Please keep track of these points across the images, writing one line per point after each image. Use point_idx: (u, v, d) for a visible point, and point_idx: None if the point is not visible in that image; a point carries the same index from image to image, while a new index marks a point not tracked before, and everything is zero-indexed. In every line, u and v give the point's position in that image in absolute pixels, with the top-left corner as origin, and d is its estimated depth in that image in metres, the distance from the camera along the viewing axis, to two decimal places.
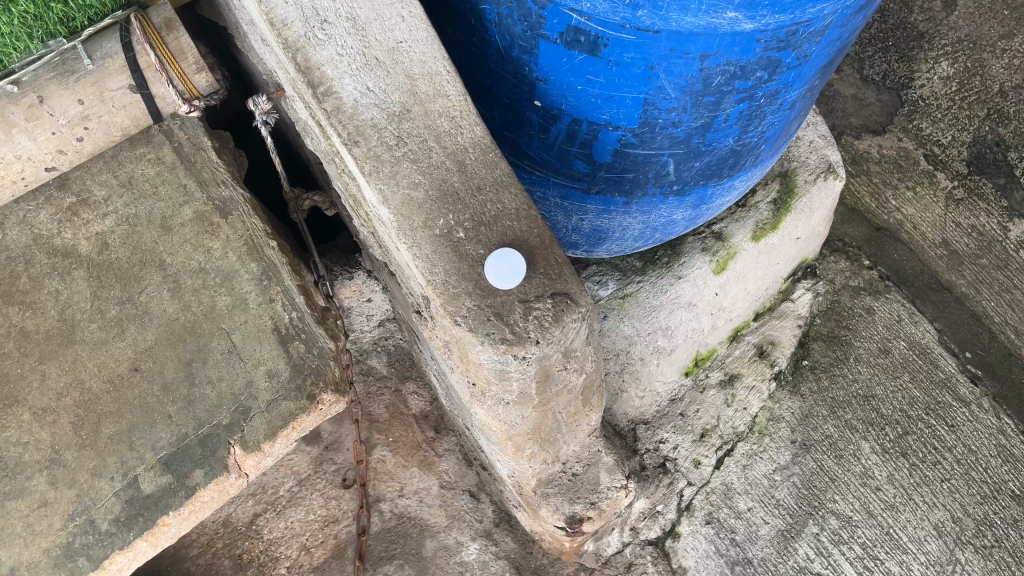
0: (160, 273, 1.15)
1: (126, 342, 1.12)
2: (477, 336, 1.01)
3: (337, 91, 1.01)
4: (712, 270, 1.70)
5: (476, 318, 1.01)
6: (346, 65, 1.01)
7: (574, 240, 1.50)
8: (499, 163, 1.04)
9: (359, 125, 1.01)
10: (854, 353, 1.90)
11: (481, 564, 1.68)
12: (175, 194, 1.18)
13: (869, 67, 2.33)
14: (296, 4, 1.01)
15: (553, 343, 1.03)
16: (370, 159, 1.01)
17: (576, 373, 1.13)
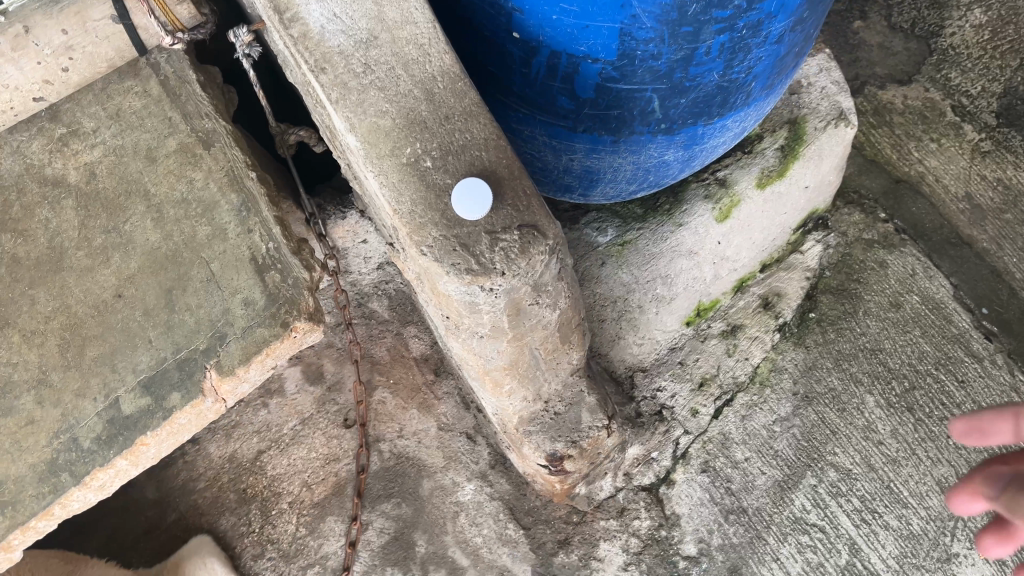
0: (145, 203, 1.17)
1: (111, 269, 1.15)
2: (443, 267, 1.01)
3: (304, 17, 1.01)
4: (714, 218, 1.68)
5: (442, 248, 1.01)
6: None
7: (568, 182, 1.48)
8: (469, 92, 1.04)
9: (326, 52, 1.01)
10: (863, 307, 1.86)
11: (476, 504, 1.70)
12: (160, 126, 1.21)
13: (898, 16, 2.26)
14: None
15: (520, 275, 1.03)
16: (337, 87, 1.01)
17: (549, 308, 1.13)
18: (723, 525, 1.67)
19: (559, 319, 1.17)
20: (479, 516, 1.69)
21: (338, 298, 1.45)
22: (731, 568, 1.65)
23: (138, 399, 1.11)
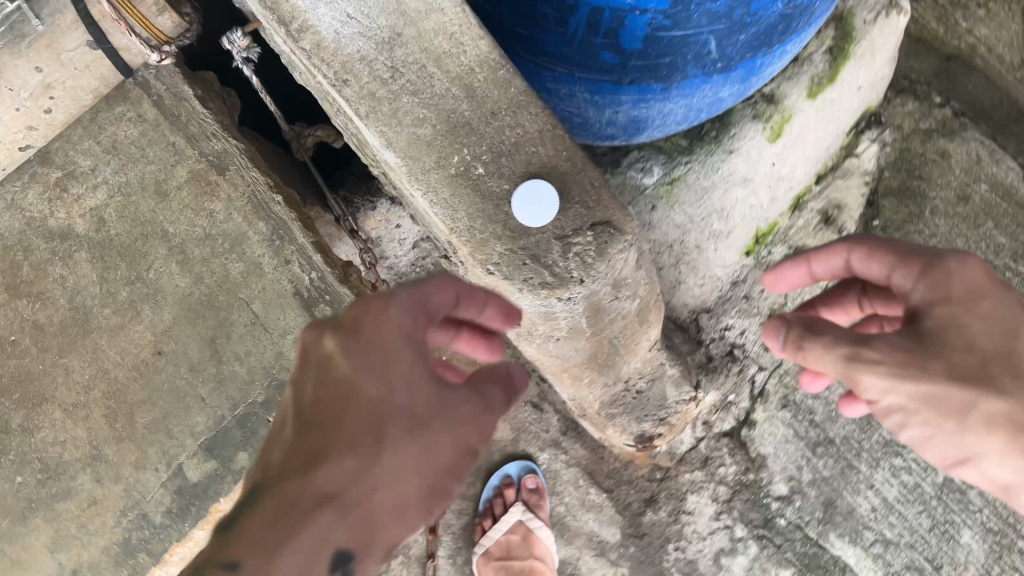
0: (165, 246, 1.17)
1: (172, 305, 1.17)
2: (514, 284, 0.90)
3: (313, 25, 0.87)
4: (766, 139, 1.53)
5: (510, 264, 0.90)
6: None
7: (610, 132, 1.33)
8: (513, 79, 0.89)
9: (346, 62, 0.88)
10: (929, 206, 1.74)
11: (553, 472, 1.64)
12: (164, 154, 1.17)
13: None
14: None
15: (601, 278, 0.91)
16: (364, 100, 0.88)
17: (630, 299, 1.02)
18: (811, 458, 1.60)
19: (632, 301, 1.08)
20: (558, 485, 1.64)
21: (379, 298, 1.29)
22: (825, 502, 1.59)
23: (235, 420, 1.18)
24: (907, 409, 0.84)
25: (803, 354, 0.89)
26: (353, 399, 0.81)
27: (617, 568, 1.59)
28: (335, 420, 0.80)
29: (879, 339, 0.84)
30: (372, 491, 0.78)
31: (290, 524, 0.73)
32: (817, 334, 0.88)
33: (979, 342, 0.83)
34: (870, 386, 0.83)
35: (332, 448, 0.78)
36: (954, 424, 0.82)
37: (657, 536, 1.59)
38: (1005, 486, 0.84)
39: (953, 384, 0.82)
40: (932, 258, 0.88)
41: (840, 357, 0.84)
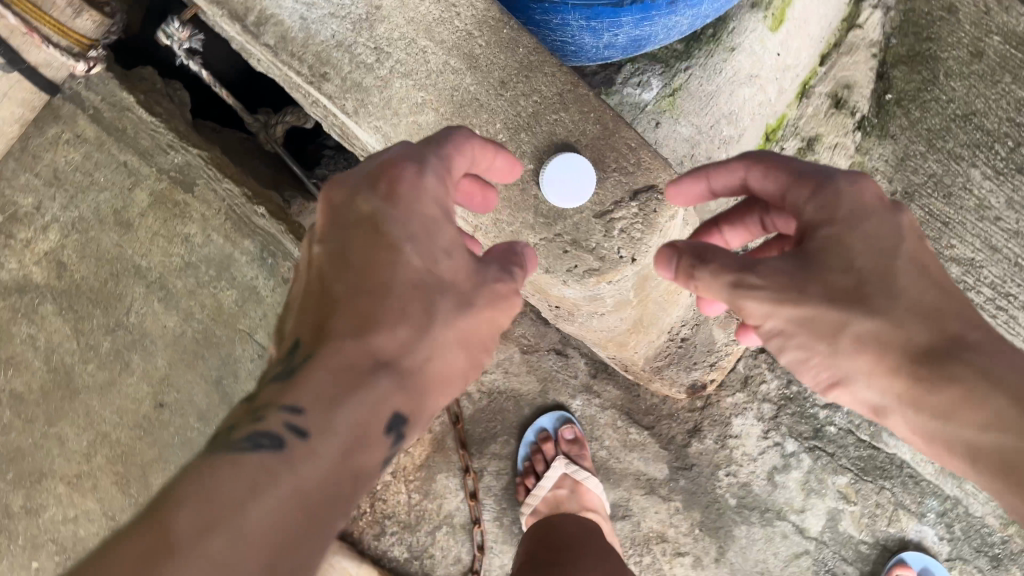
0: (143, 283, 1.22)
1: (169, 331, 1.22)
2: (557, 273, 0.98)
3: (278, 17, 0.99)
4: (768, 28, 1.41)
5: (551, 256, 0.97)
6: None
7: (608, 55, 1.18)
8: (513, 43, 0.99)
9: (321, 52, 0.99)
10: (942, 70, 1.61)
11: (590, 418, 1.57)
12: (119, 177, 1.20)
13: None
14: None
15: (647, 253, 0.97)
16: (349, 91, 0.98)
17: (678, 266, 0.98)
18: None
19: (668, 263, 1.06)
20: (596, 430, 1.57)
21: None
22: None
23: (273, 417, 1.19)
24: (785, 332, 0.84)
25: (692, 277, 0.88)
26: (394, 265, 0.80)
27: (669, 503, 1.54)
28: (378, 281, 0.80)
29: (765, 263, 0.83)
30: (420, 362, 0.79)
31: (347, 389, 0.74)
32: (705, 257, 0.86)
33: (863, 261, 0.80)
34: (755, 310, 0.83)
35: (380, 313, 0.78)
36: (826, 346, 0.81)
37: (707, 467, 1.53)
38: (875, 409, 0.83)
39: (825, 308, 0.80)
40: (822, 180, 0.83)
41: (726, 284, 0.84)
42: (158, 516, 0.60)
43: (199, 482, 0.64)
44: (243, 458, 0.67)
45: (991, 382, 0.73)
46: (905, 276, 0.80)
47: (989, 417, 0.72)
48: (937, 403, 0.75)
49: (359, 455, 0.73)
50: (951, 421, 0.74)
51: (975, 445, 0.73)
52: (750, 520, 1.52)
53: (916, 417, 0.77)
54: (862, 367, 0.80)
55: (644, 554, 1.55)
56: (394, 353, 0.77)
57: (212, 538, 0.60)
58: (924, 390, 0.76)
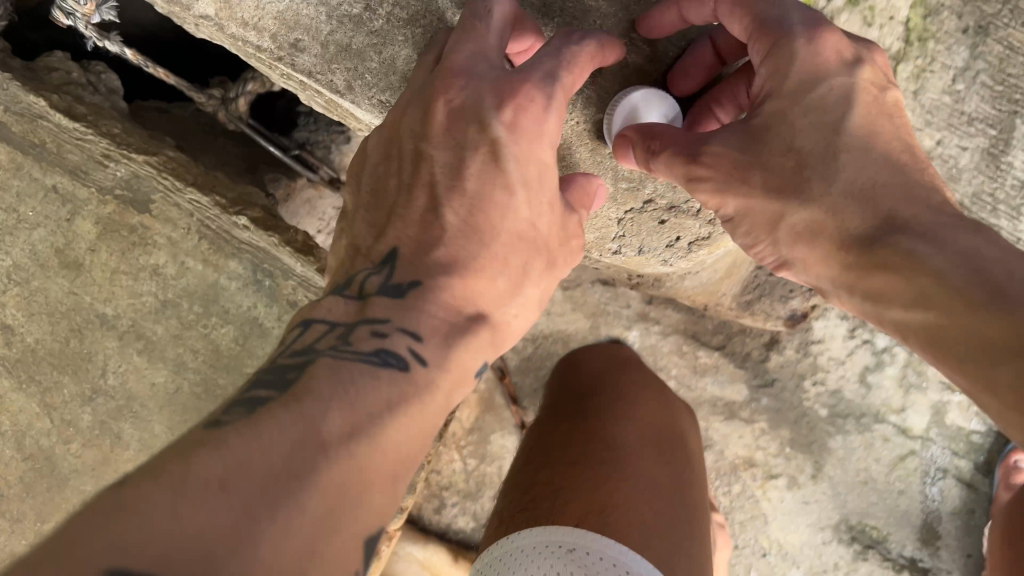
0: (114, 337, 1.13)
1: (158, 390, 1.14)
2: (657, 246, 1.04)
3: None
4: None
5: (649, 232, 1.03)
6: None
7: None
8: None
9: (287, 24, 0.95)
10: None
11: (651, 349, 1.39)
12: (59, 212, 1.11)
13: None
14: None
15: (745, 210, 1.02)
16: (324, 65, 0.96)
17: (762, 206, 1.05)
18: None
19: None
20: (660, 359, 1.39)
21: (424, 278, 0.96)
22: None
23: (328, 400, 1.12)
24: (732, 219, 0.81)
25: (648, 163, 0.83)
26: (502, 215, 0.75)
27: (754, 425, 1.39)
28: (484, 224, 0.74)
29: (709, 145, 0.77)
30: (509, 318, 0.76)
31: (450, 329, 0.70)
32: (657, 141, 0.81)
33: (810, 147, 0.73)
34: (707, 198, 0.80)
35: (476, 259, 0.74)
36: (769, 236, 0.77)
37: (789, 380, 1.37)
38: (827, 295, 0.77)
39: (764, 196, 0.74)
40: (778, 37, 0.75)
41: (679, 176, 0.79)
42: (307, 410, 0.54)
43: (330, 381, 0.58)
44: (376, 371, 0.61)
45: (910, 266, 0.63)
46: (846, 152, 0.72)
47: (912, 306, 0.63)
48: (870, 289, 0.67)
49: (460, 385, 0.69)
50: (881, 302, 0.67)
51: (904, 323, 0.65)
52: (846, 428, 1.36)
53: (852, 302, 0.71)
54: (802, 255, 0.74)
55: (732, 483, 1.41)
56: (483, 296, 0.73)
57: (360, 442, 0.55)
58: (857, 280, 0.68)
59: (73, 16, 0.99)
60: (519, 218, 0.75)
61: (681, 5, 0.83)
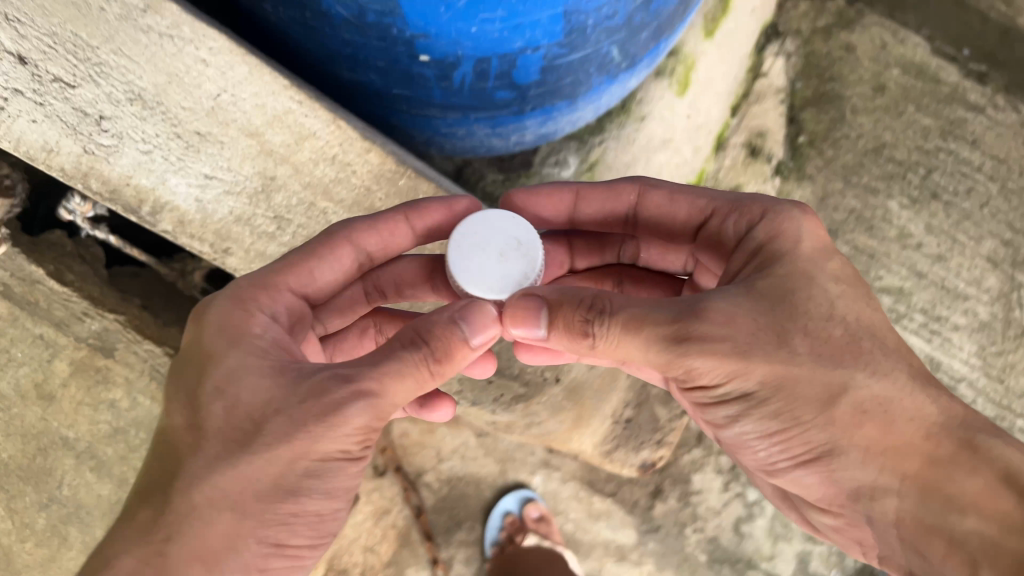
0: (72, 456, 1.30)
1: (103, 500, 1.30)
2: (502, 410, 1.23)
3: (175, 196, 1.07)
4: (676, 94, 1.42)
5: None
6: (151, 133, 1.03)
7: (513, 139, 1.12)
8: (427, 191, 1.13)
9: (219, 228, 1.09)
10: (848, 107, 1.66)
11: (552, 494, 1.57)
12: (36, 349, 1.29)
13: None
14: (114, 138, 1.03)
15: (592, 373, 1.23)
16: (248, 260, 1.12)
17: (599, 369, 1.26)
18: None
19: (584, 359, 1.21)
20: (561, 502, 1.57)
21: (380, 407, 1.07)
22: None
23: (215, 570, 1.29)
24: (752, 396, 0.77)
25: (587, 333, 0.76)
26: (314, 429, 0.68)
27: (642, 566, 1.54)
28: (271, 449, 0.69)
29: (710, 305, 0.74)
30: (170, 531, 0.69)
31: (285, 511, 0.71)
32: (612, 301, 0.76)
33: (836, 335, 0.75)
34: (721, 368, 0.74)
35: (285, 457, 0.69)
36: (818, 416, 0.75)
37: (673, 526, 1.54)
38: (865, 511, 0.78)
39: (812, 368, 0.74)
40: (772, 206, 0.83)
41: (664, 339, 0.73)
42: None
43: None
44: None
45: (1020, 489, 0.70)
46: (891, 335, 0.78)
47: (1001, 509, 0.69)
48: (950, 492, 0.72)
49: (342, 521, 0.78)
50: (970, 511, 0.70)
51: (987, 540, 0.68)
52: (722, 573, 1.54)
53: (923, 508, 0.72)
54: (868, 440, 0.75)
55: None
56: (241, 496, 0.69)
57: None
58: (936, 478, 0.72)
59: (74, 213, 1.23)
60: (374, 407, 0.70)
61: (580, 190, 0.96)
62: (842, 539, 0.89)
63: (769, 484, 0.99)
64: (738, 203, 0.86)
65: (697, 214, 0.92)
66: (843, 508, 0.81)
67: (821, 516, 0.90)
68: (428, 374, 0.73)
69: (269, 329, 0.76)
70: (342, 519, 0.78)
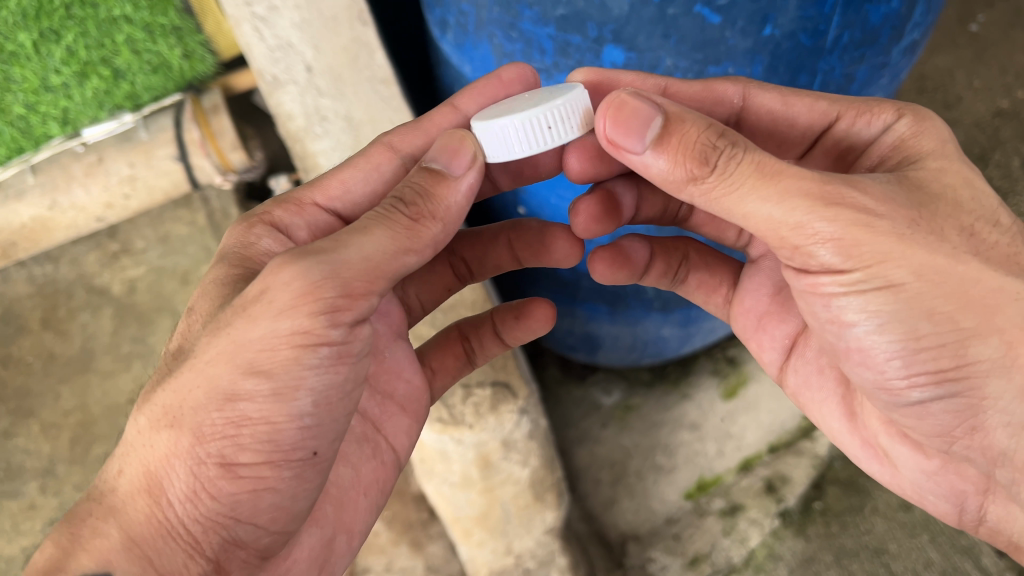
0: (171, 318, 1.32)
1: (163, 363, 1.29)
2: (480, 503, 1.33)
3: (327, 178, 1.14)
4: (719, 394, 1.68)
5: None
6: (336, 157, 1.12)
7: (573, 343, 1.58)
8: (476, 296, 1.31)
9: None
10: (873, 504, 1.58)
11: None
12: (199, 253, 1.36)
13: (960, 99, 1.84)
14: (300, 102, 1.11)
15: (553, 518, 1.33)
16: None
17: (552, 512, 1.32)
18: None
19: (492, 434, 1.13)
20: None
21: (450, 366, 1.01)
22: None
23: (27, 488, 1.24)
24: (897, 289, 0.65)
25: (709, 160, 0.65)
26: (249, 315, 0.63)
27: None
28: (207, 347, 0.65)
29: (860, 183, 0.66)
30: (139, 448, 0.66)
31: (222, 419, 0.64)
32: (742, 140, 0.65)
33: (1001, 242, 0.68)
34: (873, 248, 0.63)
35: (220, 343, 0.64)
36: (977, 326, 0.64)
37: None
38: (999, 454, 0.68)
39: (957, 262, 0.64)
40: (909, 108, 0.77)
41: (809, 189, 0.63)
42: None
43: None
44: None
45: None
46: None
47: None
48: None
49: (306, 442, 0.67)
50: None
51: None
52: None
53: None
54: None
55: None
56: (194, 394, 0.64)
57: None
58: None
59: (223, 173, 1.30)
60: (323, 271, 0.62)
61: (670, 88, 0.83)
62: (927, 487, 0.77)
63: (836, 406, 0.84)
64: (867, 102, 0.79)
65: (820, 119, 0.82)
66: (972, 449, 0.70)
67: (892, 444, 0.78)
68: (402, 222, 0.68)
69: (264, 239, 0.78)
70: (303, 435, 0.66)
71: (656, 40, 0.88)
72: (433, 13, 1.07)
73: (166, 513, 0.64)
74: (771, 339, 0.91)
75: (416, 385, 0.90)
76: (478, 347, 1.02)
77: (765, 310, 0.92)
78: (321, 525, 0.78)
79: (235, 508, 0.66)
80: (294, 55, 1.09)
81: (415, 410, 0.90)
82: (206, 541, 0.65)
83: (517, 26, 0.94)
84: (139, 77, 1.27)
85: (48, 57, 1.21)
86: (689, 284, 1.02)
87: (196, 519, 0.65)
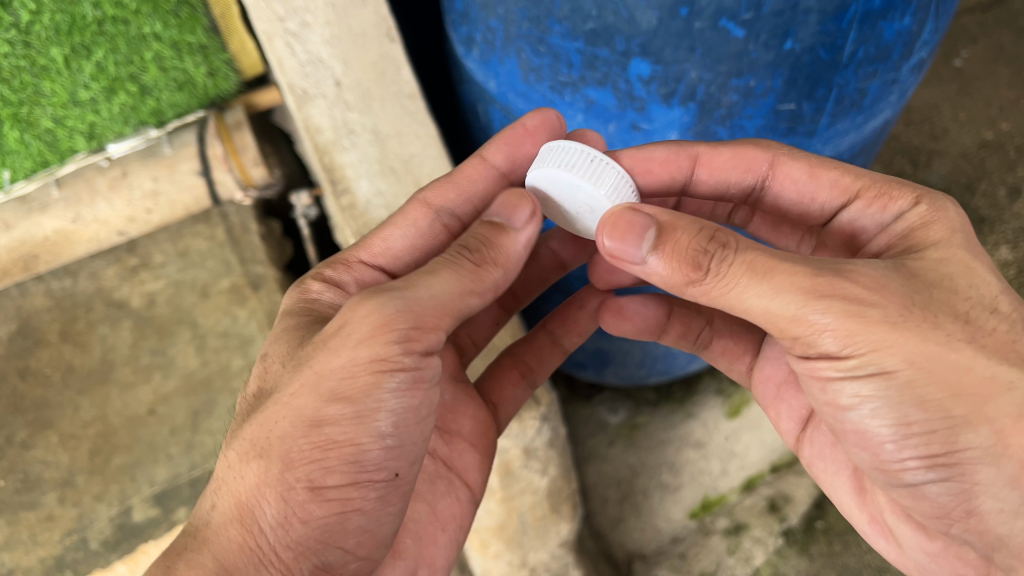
0: (191, 331, 1.37)
1: (186, 375, 1.34)
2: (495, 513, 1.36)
3: (353, 189, 1.14)
4: (724, 413, 1.68)
5: None
6: (364, 171, 1.13)
7: (582, 359, 1.61)
8: None
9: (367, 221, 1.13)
10: None
11: None
12: (219, 268, 1.40)
13: (946, 130, 1.90)
14: (330, 114, 1.13)
15: (565, 532, 1.34)
16: None
17: (566, 524, 1.33)
18: None
19: (515, 440, 1.17)
20: None
21: (517, 390, 1.01)
22: None
23: (45, 499, 1.28)
24: (892, 377, 0.66)
25: (701, 266, 0.68)
26: (330, 348, 0.67)
27: None
28: (291, 382, 0.68)
29: (857, 271, 0.67)
30: (230, 479, 0.70)
31: (309, 444, 0.66)
32: (733, 240, 0.69)
33: (999, 329, 0.67)
34: (865, 338, 0.65)
35: (303, 376, 0.67)
36: (966, 414, 0.65)
37: None
38: (996, 538, 0.68)
39: (950, 350, 0.65)
40: (925, 195, 0.78)
41: (805, 289, 0.66)
42: None
43: None
44: None
45: None
46: None
47: None
48: None
49: (388, 462, 0.69)
50: None
51: None
52: None
53: None
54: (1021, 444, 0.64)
55: None
56: (279, 426, 0.67)
57: None
58: None
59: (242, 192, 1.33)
60: (396, 308, 0.67)
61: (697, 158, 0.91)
62: (930, 568, 0.77)
63: (846, 480, 0.84)
64: (889, 185, 0.81)
65: (839, 196, 0.85)
66: (970, 532, 0.70)
67: (897, 523, 0.78)
68: (465, 266, 0.72)
69: (325, 294, 0.82)
70: (386, 456, 0.68)
71: (682, 52, 0.89)
72: (459, 31, 1.11)
73: (260, 539, 0.67)
74: (789, 410, 0.92)
75: (482, 420, 0.91)
76: (535, 369, 1.03)
77: (783, 380, 0.92)
78: (404, 558, 0.80)
79: (325, 534, 0.68)
80: (324, 69, 1.13)
81: (484, 445, 0.90)
82: (298, 567, 0.67)
83: (546, 41, 0.96)
84: (164, 94, 1.30)
85: (79, 72, 1.23)
86: (712, 351, 1.02)
87: (287, 544, 0.67)
